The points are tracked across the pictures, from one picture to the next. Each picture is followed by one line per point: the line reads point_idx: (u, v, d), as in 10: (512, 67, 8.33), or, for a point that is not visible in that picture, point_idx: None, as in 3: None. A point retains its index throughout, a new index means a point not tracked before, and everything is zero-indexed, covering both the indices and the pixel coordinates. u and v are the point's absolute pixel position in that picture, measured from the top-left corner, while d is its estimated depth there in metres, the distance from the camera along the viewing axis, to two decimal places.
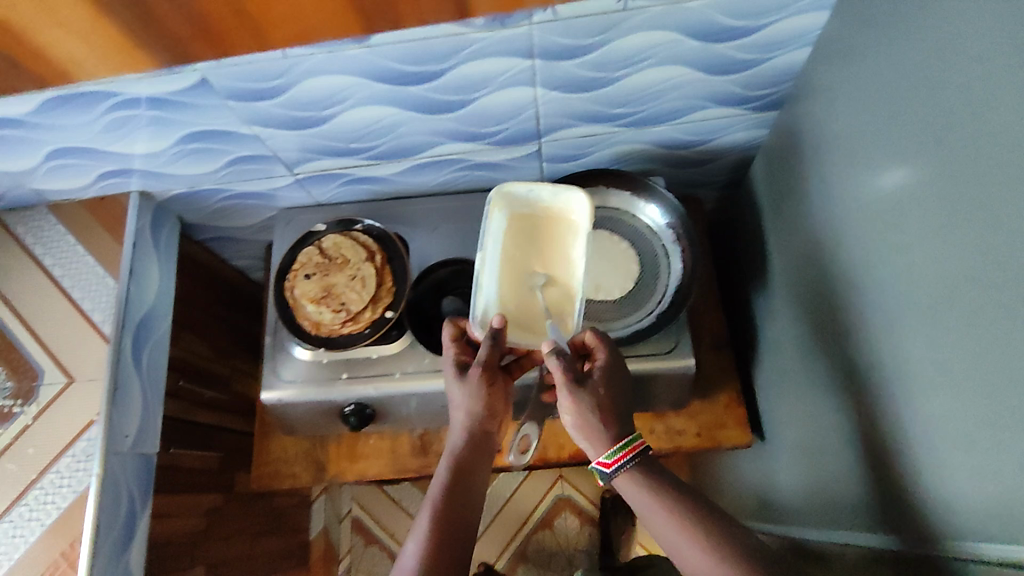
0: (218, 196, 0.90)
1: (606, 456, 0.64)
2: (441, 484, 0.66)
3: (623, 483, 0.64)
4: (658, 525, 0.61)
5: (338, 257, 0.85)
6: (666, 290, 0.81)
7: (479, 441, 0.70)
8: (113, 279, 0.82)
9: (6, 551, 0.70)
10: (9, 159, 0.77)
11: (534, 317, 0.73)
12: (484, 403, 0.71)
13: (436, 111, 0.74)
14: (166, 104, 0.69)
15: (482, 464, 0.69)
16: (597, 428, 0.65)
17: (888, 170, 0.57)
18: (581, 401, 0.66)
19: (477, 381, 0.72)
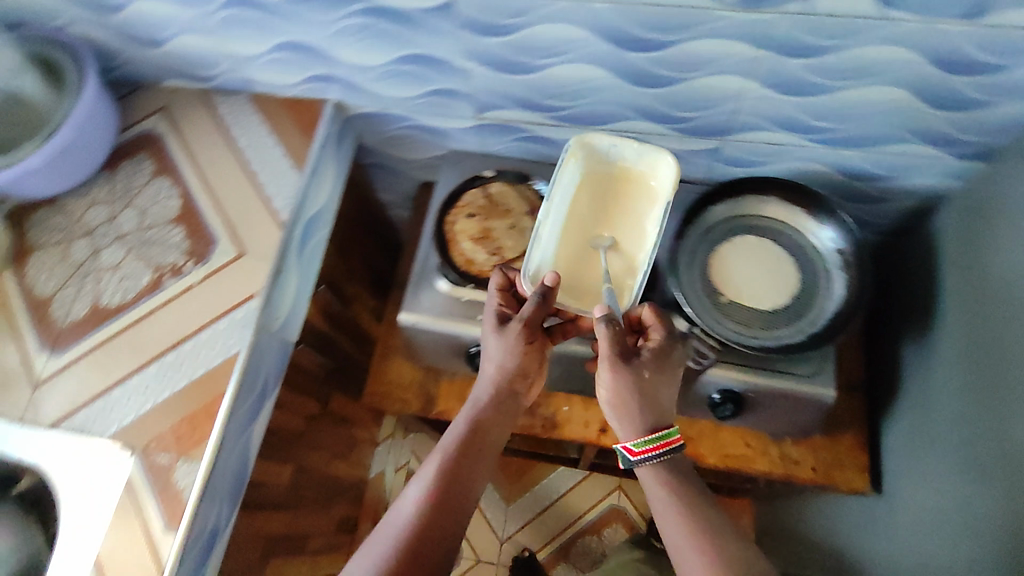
0: (401, 124, 0.95)
1: (634, 443, 0.66)
2: (458, 433, 0.70)
3: (643, 472, 0.67)
4: (666, 515, 0.64)
5: (503, 205, 0.88)
6: (822, 313, 0.77)
7: (507, 400, 0.73)
8: (297, 173, 0.87)
9: (154, 390, 0.76)
10: (242, 42, 0.83)
11: (594, 271, 0.79)
12: (518, 361, 0.73)
13: (644, 83, 0.76)
14: (403, 19, 0.74)
15: (503, 423, 0.72)
16: (632, 409, 0.67)
17: None
18: (620, 379, 0.67)
19: (513, 337, 0.73)
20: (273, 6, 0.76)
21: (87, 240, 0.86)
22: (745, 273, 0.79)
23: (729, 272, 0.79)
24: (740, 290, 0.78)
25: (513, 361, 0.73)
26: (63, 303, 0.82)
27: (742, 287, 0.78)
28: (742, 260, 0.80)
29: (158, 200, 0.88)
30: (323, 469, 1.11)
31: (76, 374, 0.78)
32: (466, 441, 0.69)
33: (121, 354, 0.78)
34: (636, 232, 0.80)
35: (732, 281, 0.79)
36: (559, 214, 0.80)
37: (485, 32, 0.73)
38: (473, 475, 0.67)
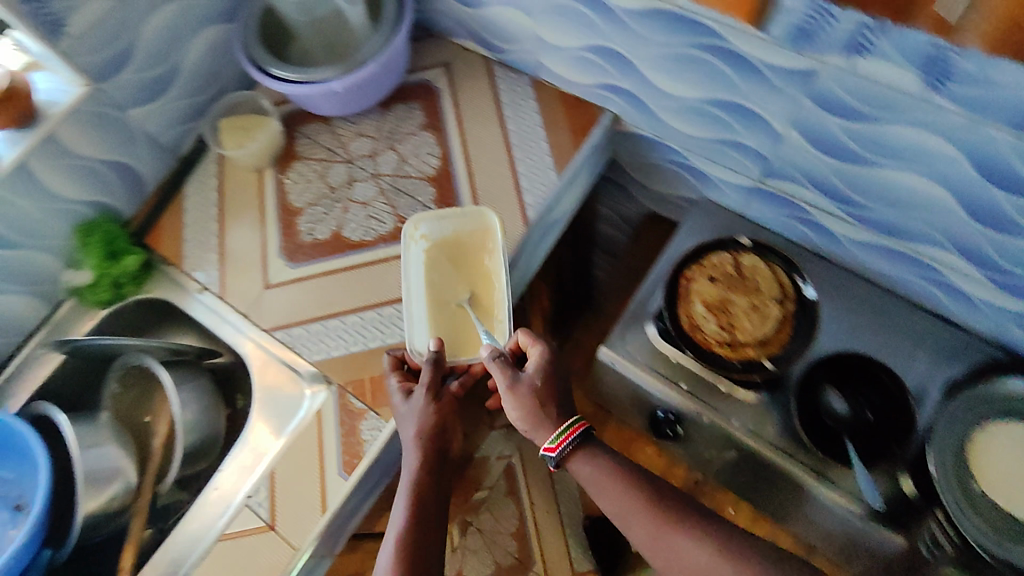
0: (669, 158, 0.87)
1: (551, 442, 0.71)
2: (412, 478, 0.69)
3: (574, 467, 0.71)
4: (615, 502, 0.67)
5: (751, 280, 0.79)
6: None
7: (439, 455, 0.71)
8: (555, 174, 0.84)
9: (367, 337, 0.78)
10: (553, 30, 0.79)
11: (472, 333, 0.78)
12: (435, 420, 0.71)
13: (986, 223, 0.65)
14: (745, 68, 0.66)
15: (441, 474, 0.70)
16: (542, 413, 0.71)
17: None
18: (525, 401, 0.71)
19: (425, 401, 0.71)
20: (613, 11, 0.70)
21: (345, 167, 0.88)
22: (1014, 472, 0.68)
23: (993, 461, 0.68)
24: (1000, 487, 0.67)
25: (430, 419, 0.71)
26: (310, 219, 0.85)
27: (1003, 484, 0.67)
28: (1017, 455, 0.68)
29: (419, 153, 0.88)
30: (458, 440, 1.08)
31: (303, 291, 0.81)
32: (415, 505, 0.67)
33: (348, 290, 0.81)
34: (494, 288, 0.79)
35: (994, 473, 0.68)
36: (418, 289, 0.79)
37: (832, 112, 0.64)
38: (431, 548, 0.64)
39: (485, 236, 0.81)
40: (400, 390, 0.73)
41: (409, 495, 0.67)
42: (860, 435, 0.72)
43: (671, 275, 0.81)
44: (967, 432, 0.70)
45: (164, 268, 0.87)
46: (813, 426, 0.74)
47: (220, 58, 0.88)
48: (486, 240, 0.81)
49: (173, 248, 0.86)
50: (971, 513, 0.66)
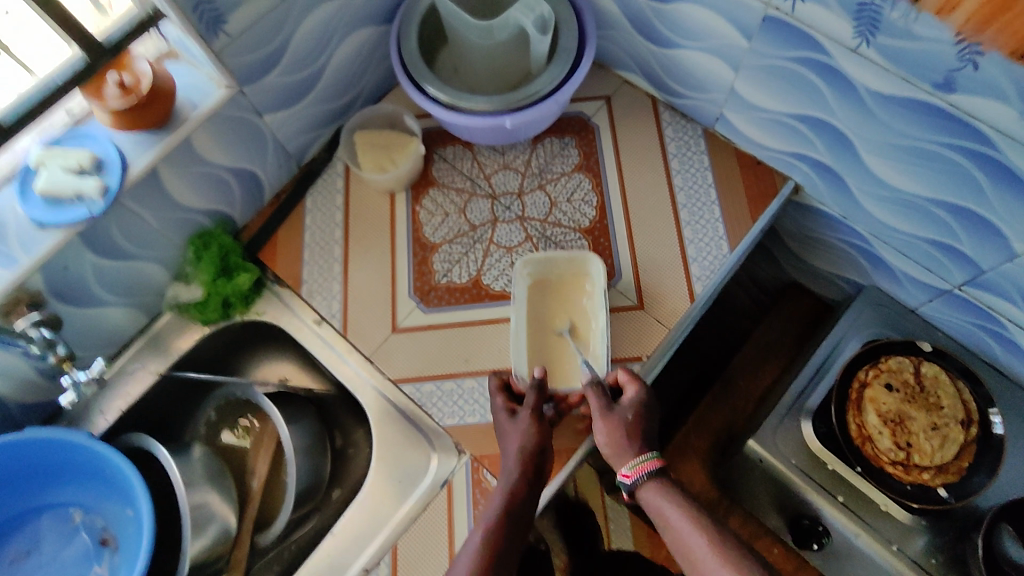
0: (847, 239, 0.80)
1: (628, 467, 0.60)
2: (499, 502, 0.57)
3: (646, 501, 0.59)
4: (683, 540, 0.54)
5: (931, 395, 0.72)
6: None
7: (539, 479, 0.60)
8: (728, 246, 0.75)
9: None
10: (757, 90, 0.70)
11: (565, 365, 0.70)
12: (539, 440, 0.61)
13: None
14: (1007, 180, 0.58)
15: (535, 500, 0.59)
16: (629, 439, 0.60)
17: None
18: (615, 430, 0.61)
19: (530, 421, 0.62)
20: (855, 88, 0.61)
21: (488, 203, 0.80)
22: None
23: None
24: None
25: (536, 438, 0.61)
26: (446, 258, 0.77)
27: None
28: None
29: (573, 199, 0.80)
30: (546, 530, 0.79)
31: (433, 343, 0.73)
32: (506, 516, 0.56)
33: (485, 348, 0.72)
34: (595, 319, 0.71)
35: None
36: (516, 321, 0.71)
37: None
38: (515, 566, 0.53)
39: (585, 279, 0.73)
40: (505, 409, 0.64)
41: (503, 498, 0.57)
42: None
43: (842, 376, 0.74)
44: None
45: (276, 290, 0.77)
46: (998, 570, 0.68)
47: (362, 60, 0.78)
48: (587, 282, 0.73)
49: (291, 269, 0.77)
50: None
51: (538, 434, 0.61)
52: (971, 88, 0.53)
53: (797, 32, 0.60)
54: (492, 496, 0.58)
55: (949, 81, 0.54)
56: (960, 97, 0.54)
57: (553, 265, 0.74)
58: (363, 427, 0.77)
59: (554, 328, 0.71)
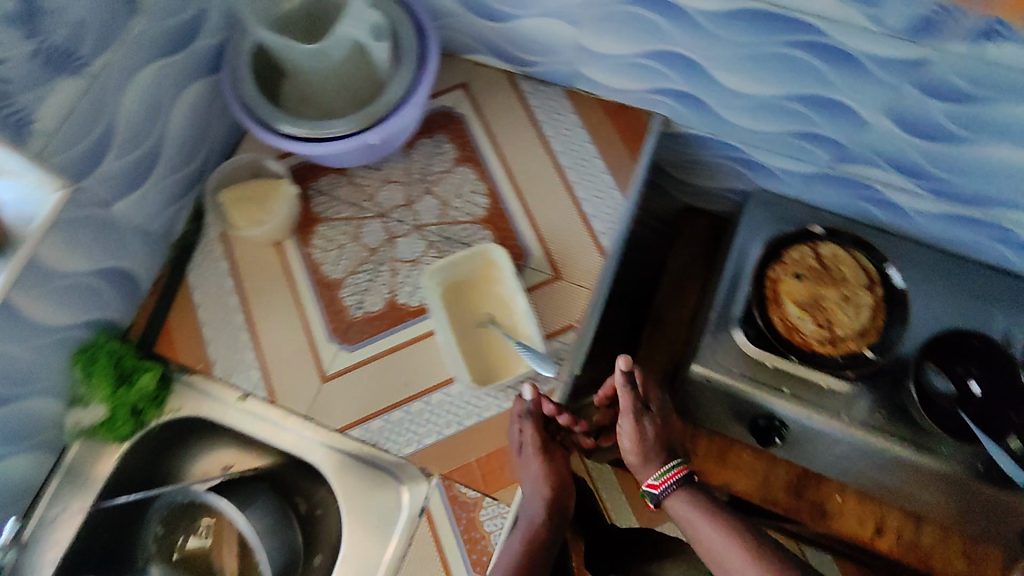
0: (722, 154, 0.84)
1: (655, 478, 0.70)
2: (514, 547, 0.63)
3: (671, 507, 0.70)
4: (709, 540, 0.66)
5: (835, 271, 0.78)
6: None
7: (554, 520, 0.67)
8: (621, 193, 0.77)
9: (459, 416, 0.68)
10: (604, 40, 0.72)
11: (504, 355, 0.70)
12: (552, 485, 0.67)
13: None
14: (842, 61, 0.63)
15: (551, 541, 0.66)
16: (652, 454, 0.70)
17: None
18: (642, 441, 0.70)
19: (541, 463, 0.66)
20: (688, 14, 0.64)
21: (379, 223, 0.77)
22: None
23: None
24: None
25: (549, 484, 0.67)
26: (354, 290, 0.74)
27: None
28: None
29: (463, 193, 0.78)
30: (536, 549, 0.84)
31: (366, 379, 0.70)
32: (525, 558, 0.62)
33: (422, 366, 0.70)
34: (515, 301, 0.71)
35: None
36: (443, 334, 0.70)
37: (936, 97, 0.63)
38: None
39: (492, 267, 0.73)
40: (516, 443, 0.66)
41: (522, 541, 0.63)
42: (974, 410, 0.73)
43: (756, 279, 0.79)
44: None
45: (187, 379, 0.72)
46: (933, 414, 0.73)
47: (200, 117, 0.73)
48: (495, 270, 0.72)
49: (195, 353, 0.72)
50: None
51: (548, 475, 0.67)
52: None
53: None
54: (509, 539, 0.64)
55: None
56: None
57: (462, 269, 0.72)
58: (324, 485, 0.74)
59: (479, 320, 0.71)
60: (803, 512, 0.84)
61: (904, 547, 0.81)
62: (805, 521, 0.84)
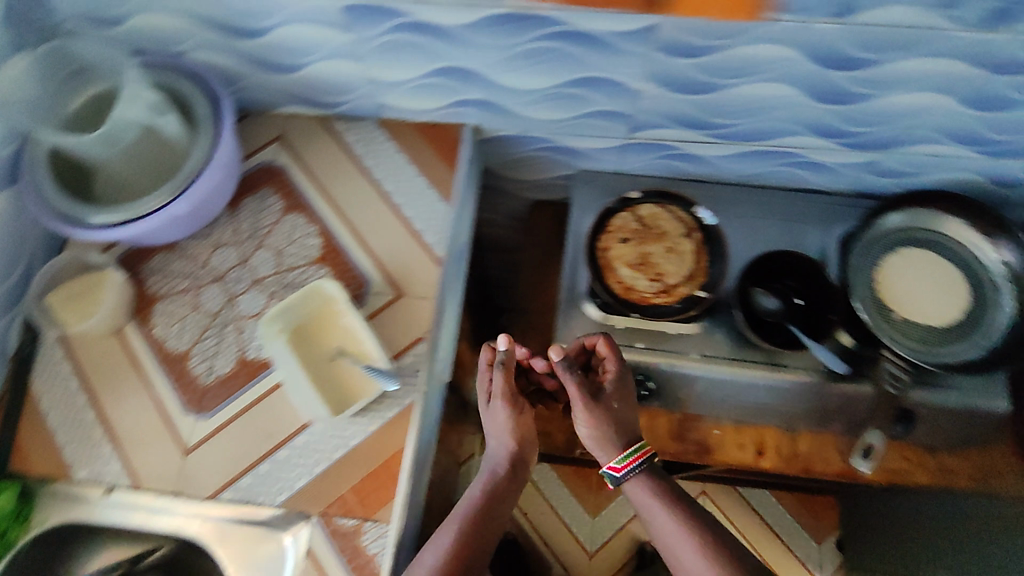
0: (537, 146, 0.88)
1: (617, 461, 0.72)
2: (477, 492, 0.74)
3: (630, 488, 0.73)
4: (659, 520, 0.70)
5: (656, 227, 0.84)
6: (996, 328, 0.77)
7: (517, 468, 0.76)
8: (444, 203, 0.80)
9: (326, 450, 0.69)
10: (388, 67, 0.75)
11: (357, 380, 0.72)
12: (519, 434, 0.76)
13: (828, 100, 0.72)
14: (593, 43, 0.68)
15: (513, 489, 0.76)
16: (609, 439, 0.74)
17: None
18: (599, 422, 0.74)
19: (507, 416, 0.76)
20: (445, 30, 0.68)
21: (218, 286, 0.78)
22: (907, 289, 0.81)
23: (891, 289, 0.81)
24: (905, 307, 0.80)
25: (513, 432, 0.76)
26: (203, 356, 0.74)
27: (905, 303, 0.80)
28: (906, 275, 0.81)
29: (295, 238, 0.80)
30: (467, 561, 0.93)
31: (231, 439, 0.70)
32: (484, 505, 0.72)
33: (284, 412, 0.71)
34: (357, 328, 0.72)
35: (896, 299, 0.80)
36: (294, 378, 0.71)
37: (679, 55, 0.68)
38: (484, 543, 0.70)
39: (330, 300, 0.74)
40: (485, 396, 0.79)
41: (486, 487, 0.74)
42: (797, 317, 0.80)
43: (589, 252, 0.83)
44: (865, 277, 0.81)
45: (49, 490, 0.71)
46: (761, 338, 0.80)
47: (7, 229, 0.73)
48: (333, 304, 0.73)
49: (51, 463, 0.71)
50: (904, 341, 0.78)
51: (515, 425, 0.76)
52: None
53: (371, 9, 0.66)
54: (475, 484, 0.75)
55: None
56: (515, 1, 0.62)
57: (300, 310, 0.73)
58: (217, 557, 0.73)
59: (331, 354, 0.72)
60: (690, 453, 0.88)
61: (784, 459, 0.86)
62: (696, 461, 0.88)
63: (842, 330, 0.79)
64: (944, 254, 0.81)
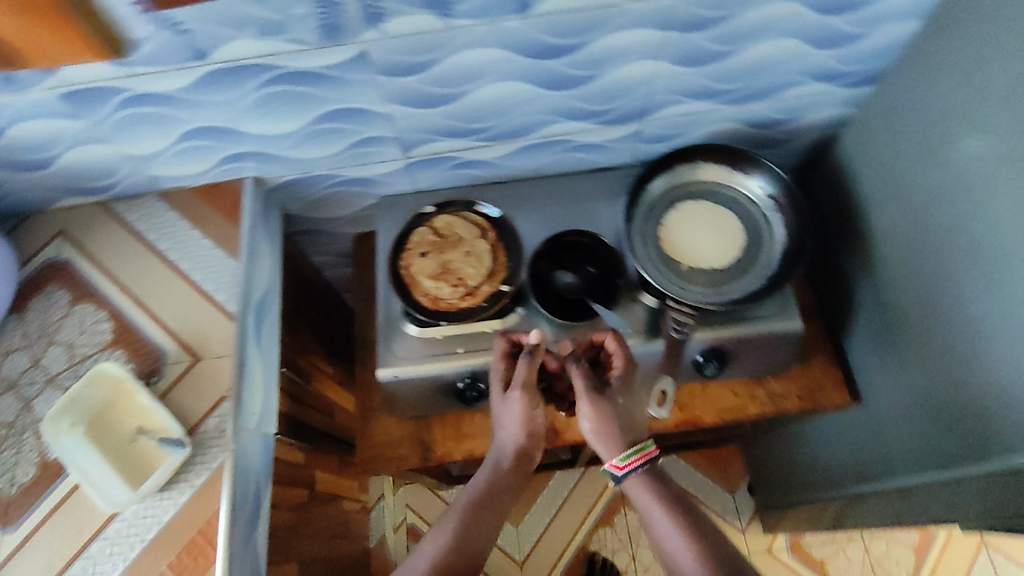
0: (326, 184, 0.91)
1: (618, 459, 0.74)
2: (475, 487, 0.77)
3: (632, 488, 0.75)
4: (661, 524, 0.71)
5: (451, 236, 0.87)
6: (772, 256, 0.84)
7: (522, 460, 0.80)
8: (232, 259, 0.82)
9: (138, 533, 0.69)
10: (139, 141, 0.76)
11: (155, 454, 0.72)
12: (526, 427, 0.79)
13: (562, 87, 0.77)
14: (315, 80, 0.70)
15: (512, 484, 0.78)
16: (615, 436, 0.76)
17: (986, 141, 0.64)
18: (600, 415, 0.77)
19: (522, 406, 0.79)
20: (169, 96, 0.70)
21: (10, 396, 0.76)
22: (690, 239, 0.86)
23: (675, 243, 0.86)
24: (691, 257, 0.85)
25: (523, 421, 0.79)
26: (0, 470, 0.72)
27: (690, 253, 0.85)
28: (685, 227, 0.87)
29: (84, 329, 0.79)
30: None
31: (41, 543, 0.69)
32: (478, 502, 0.75)
33: (91, 504, 0.70)
34: (144, 402, 0.74)
35: (682, 252, 0.85)
36: (90, 470, 0.71)
37: (403, 75, 0.71)
38: (477, 545, 0.73)
39: (116, 385, 0.75)
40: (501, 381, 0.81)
41: (484, 482, 0.77)
42: (593, 290, 0.85)
43: (391, 272, 0.85)
44: (650, 238, 0.86)
45: None
46: (563, 319, 0.83)
47: None
48: (119, 387, 0.75)
49: None
50: (694, 287, 0.83)
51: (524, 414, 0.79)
52: (214, 43, 0.64)
53: (88, 91, 0.68)
54: (476, 478, 0.78)
55: (197, 50, 0.64)
56: (217, 55, 0.65)
57: (88, 403, 0.74)
58: None
59: (129, 436, 0.73)
60: None
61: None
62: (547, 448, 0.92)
63: (640, 292, 0.84)
64: (716, 200, 0.87)
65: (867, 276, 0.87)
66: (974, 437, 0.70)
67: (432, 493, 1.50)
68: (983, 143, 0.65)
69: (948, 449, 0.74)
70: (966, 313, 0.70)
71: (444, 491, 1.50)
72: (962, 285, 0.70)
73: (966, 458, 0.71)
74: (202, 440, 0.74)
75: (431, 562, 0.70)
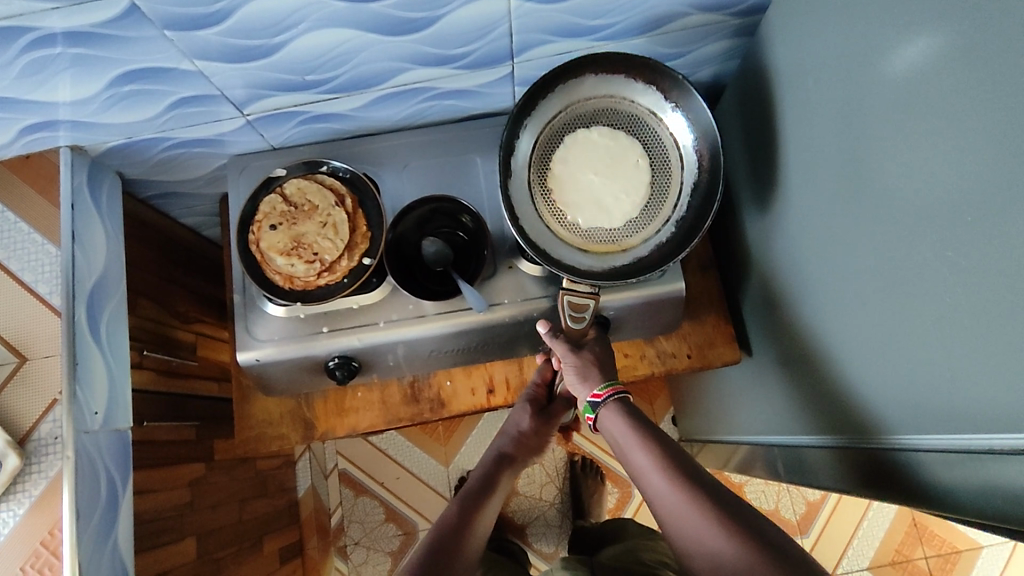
0: (161, 148, 0.80)
1: (597, 389, 0.75)
2: (487, 465, 0.81)
3: (610, 420, 0.74)
4: (643, 462, 0.67)
5: (304, 204, 0.77)
6: (683, 189, 0.75)
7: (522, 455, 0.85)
8: (54, 246, 0.74)
9: None
10: None
11: None
12: (533, 427, 0.85)
13: (399, 31, 0.66)
14: (87, 39, 0.59)
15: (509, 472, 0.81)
16: (592, 372, 0.76)
17: (852, 93, 0.57)
18: (582, 362, 0.76)
19: (525, 411, 0.86)
20: None
21: None
22: (587, 180, 0.75)
23: (571, 190, 0.75)
24: (592, 204, 0.74)
25: (525, 423, 0.85)
26: None
27: (589, 198, 0.74)
28: (579, 165, 0.75)
29: None
30: (235, 540, 1.00)
31: None
32: (487, 474, 0.79)
33: None
34: None
35: (580, 199, 0.74)
36: None
37: (197, 26, 0.60)
38: (484, 523, 0.71)
39: None
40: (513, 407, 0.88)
41: (493, 454, 0.83)
42: (461, 256, 0.80)
43: (242, 250, 0.76)
44: (541, 189, 0.76)
45: None
46: (439, 294, 0.78)
47: None
48: None
49: None
50: (594, 245, 0.74)
51: (528, 420, 0.85)
52: None
53: None
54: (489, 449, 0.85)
55: None
56: None
57: None
58: None
59: None
60: (426, 412, 0.89)
61: (513, 391, 0.90)
62: (432, 418, 0.90)
63: (518, 257, 0.78)
64: (614, 124, 0.76)
65: (758, 227, 0.82)
66: (834, 412, 0.69)
67: (363, 440, 1.49)
68: (851, 95, 0.57)
69: (819, 418, 0.72)
70: (833, 279, 0.65)
71: (375, 437, 1.49)
72: (831, 251, 0.64)
73: (832, 432, 0.70)
74: (36, 448, 0.69)
75: (444, 527, 0.67)
